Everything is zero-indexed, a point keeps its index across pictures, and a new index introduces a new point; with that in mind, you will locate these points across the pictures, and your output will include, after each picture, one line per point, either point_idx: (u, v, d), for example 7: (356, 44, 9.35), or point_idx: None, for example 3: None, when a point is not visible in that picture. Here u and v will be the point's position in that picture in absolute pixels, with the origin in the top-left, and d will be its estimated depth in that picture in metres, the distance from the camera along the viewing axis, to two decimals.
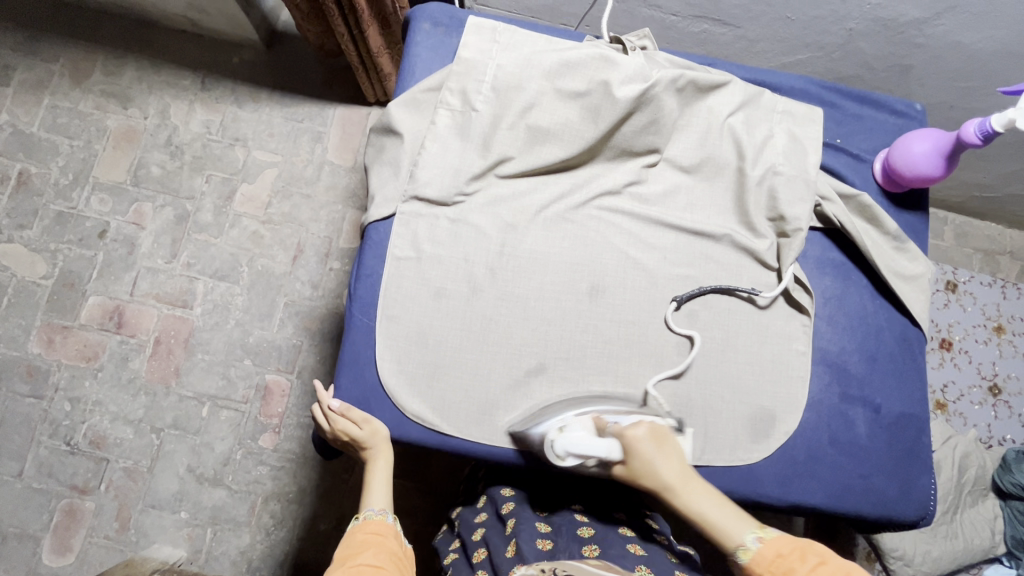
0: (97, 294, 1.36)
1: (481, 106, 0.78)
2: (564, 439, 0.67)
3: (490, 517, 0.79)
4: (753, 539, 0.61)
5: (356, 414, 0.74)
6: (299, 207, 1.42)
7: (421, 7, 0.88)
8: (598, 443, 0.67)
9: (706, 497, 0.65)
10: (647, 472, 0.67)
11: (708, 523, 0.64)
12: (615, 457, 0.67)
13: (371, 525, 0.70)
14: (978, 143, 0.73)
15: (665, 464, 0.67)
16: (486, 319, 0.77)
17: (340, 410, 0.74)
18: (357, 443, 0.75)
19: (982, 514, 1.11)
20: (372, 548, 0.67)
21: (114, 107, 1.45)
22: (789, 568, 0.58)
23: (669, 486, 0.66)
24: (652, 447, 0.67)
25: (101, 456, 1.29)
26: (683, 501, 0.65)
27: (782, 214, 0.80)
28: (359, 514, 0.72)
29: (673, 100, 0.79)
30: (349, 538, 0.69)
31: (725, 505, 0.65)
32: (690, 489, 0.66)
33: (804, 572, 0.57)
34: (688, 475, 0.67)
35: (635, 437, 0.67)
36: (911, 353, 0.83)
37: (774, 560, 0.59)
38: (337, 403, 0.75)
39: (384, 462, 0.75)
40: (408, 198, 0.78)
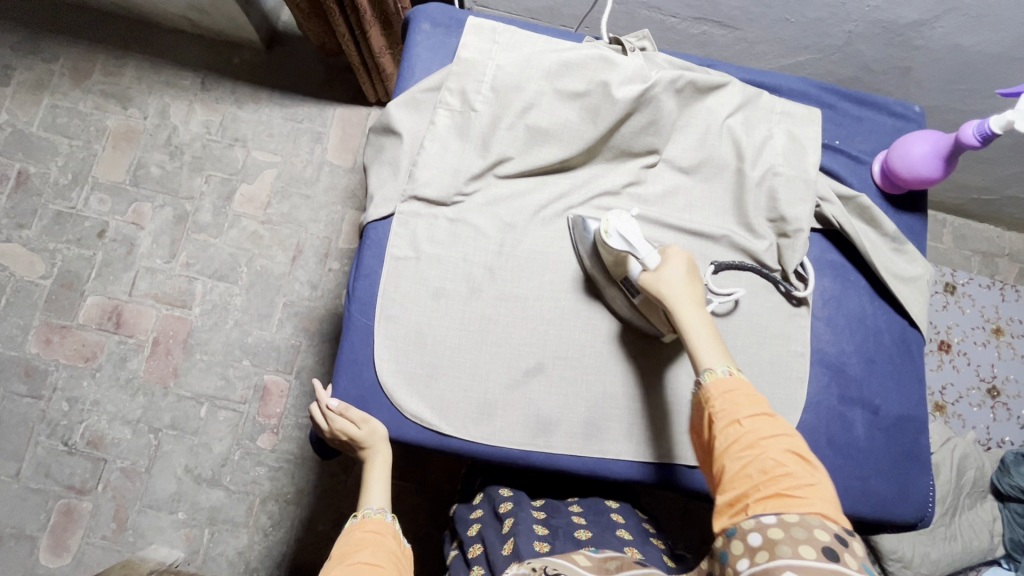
0: (95, 294, 1.36)
1: (480, 106, 0.78)
2: (613, 224, 0.70)
3: (487, 515, 0.79)
4: (723, 370, 0.60)
5: (354, 415, 0.74)
6: (298, 207, 1.42)
7: (421, 8, 0.88)
8: (642, 244, 0.69)
9: (706, 326, 0.64)
10: (666, 282, 0.67)
11: (693, 340, 0.63)
12: (647, 262, 0.69)
13: (370, 524, 0.69)
14: (977, 144, 0.73)
15: (690, 286, 0.67)
16: (485, 319, 0.77)
17: (339, 408, 0.74)
18: (356, 442, 0.75)
19: (981, 517, 1.11)
20: (369, 547, 0.66)
21: (114, 107, 1.46)
22: (741, 404, 0.56)
23: (681, 298, 0.65)
24: (685, 269, 0.67)
25: (99, 456, 1.29)
26: (685, 316, 0.64)
27: (782, 214, 0.80)
28: (358, 513, 0.71)
29: (672, 101, 0.79)
30: (347, 536, 0.68)
31: (719, 341, 0.63)
32: (696, 313, 0.65)
33: (752, 412, 0.56)
34: (699, 303, 0.66)
35: (676, 255, 0.68)
36: (910, 356, 0.83)
37: (734, 392, 0.57)
38: (336, 401, 0.74)
39: (382, 462, 0.75)
40: (408, 197, 0.78)
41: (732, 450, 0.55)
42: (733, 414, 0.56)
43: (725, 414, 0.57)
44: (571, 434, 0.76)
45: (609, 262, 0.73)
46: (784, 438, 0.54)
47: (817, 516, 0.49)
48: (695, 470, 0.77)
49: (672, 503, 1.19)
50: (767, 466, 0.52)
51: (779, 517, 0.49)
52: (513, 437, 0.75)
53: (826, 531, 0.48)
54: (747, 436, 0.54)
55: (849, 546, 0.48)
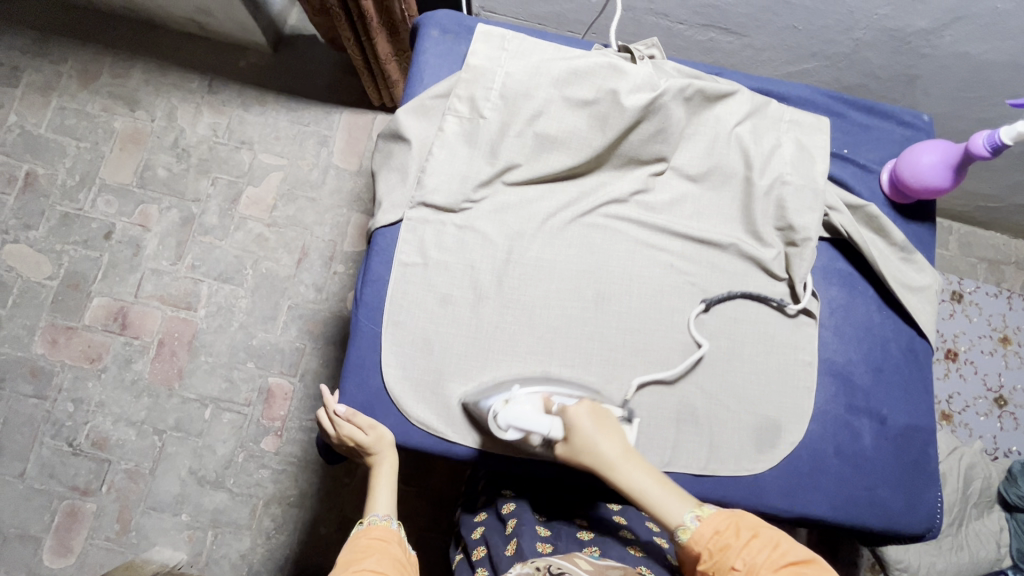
0: (101, 295, 1.37)
1: (488, 113, 0.78)
2: (504, 415, 0.66)
3: (489, 516, 0.79)
4: (692, 519, 0.60)
5: (364, 422, 0.74)
6: (304, 210, 1.43)
7: (430, 14, 0.88)
8: (540, 419, 0.66)
9: (644, 476, 0.63)
10: (587, 450, 0.64)
11: (648, 502, 0.62)
12: (556, 434, 0.66)
13: (375, 531, 0.69)
14: (987, 156, 0.72)
15: (606, 441, 0.64)
16: (492, 327, 0.77)
17: (345, 415, 0.74)
18: (362, 448, 0.75)
19: (987, 526, 1.11)
20: (374, 553, 0.65)
21: (122, 109, 1.46)
22: (725, 544, 0.57)
23: (610, 463, 0.64)
24: (592, 424, 0.65)
25: (103, 457, 1.29)
26: (625, 479, 0.63)
27: (791, 223, 0.80)
28: (364, 520, 0.71)
29: (681, 109, 0.79)
30: (352, 543, 0.67)
31: (664, 482, 0.63)
32: (630, 468, 0.64)
33: (739, 547, 0.56)
34: (626, 448, 0.65)
35: (577, 414, 0.66)
36: (918, 365, 0.83)
37: (712, 536, 0.58)
38: (342, 407, 0.74)
39: (389, 468, 0.75)
40: (416, 204, 0.78)
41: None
42: (724, 560, 0.56)
43: (719, 566, 0.57)
44: None
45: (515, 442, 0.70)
46: (773, 556, 0.55)
47: None
48: (701, 478, 0.76)
49: None
50: None
51: None
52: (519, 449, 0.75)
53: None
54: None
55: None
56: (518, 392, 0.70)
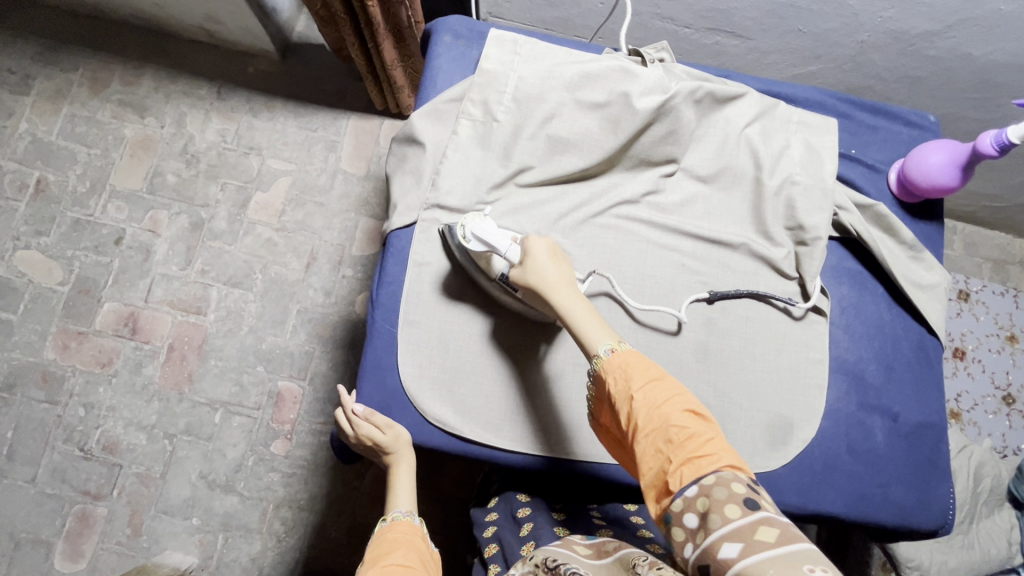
0: (112, 300, 1.38)
1: (502, 116, 0.80)
2: (470, 225, 0.71)
3: (502, 517, 0.80)
4: (606, 350, 0.60)
5: (381, 421, 0.75)
6: (312, 215, 1.44)
7: (442, 20, 0.89)
8: (500, 238, 0.71)
9: (581, 305, 0.65)
10: (533, 272, 0.68)
11: (576, 325, 0.64)
12: (513, 258, 0.70)
13: (399, 527, 0.70)
14: (994, 154, 0.73)
15: (554, 269, 0.67)
16: (507, 326, 0.78)
17: (363, 414, 0.75)
18: (380, 448, 0.76)
19: (998, 524, 1.11)
20: (401, 547, 0.66)
21: (132, 116, 1.48)
22: (637, 373, 0.57)
23: (549, 287, 0.66)
24: (546, 254, 0.68)
25: (114, 461, 1.30)
26: (559, 303, 0.65)
27: (800, 222, 0.81)
28: (387, 517, 0.71)
29: (691, 111, 0.80)
30: (379, 539, 0.68)
31: (596, 317, 0.64)
32: (565, 298, 0.65)
33: (641, 377, 0.56)
34: (569, 280, 0.67)
35: (535, 245, 0.69)
36: (928, 362, 0.83)
37: (626, 360, 0.58)
38: (360, 407, 0.76)
39: (407, 466, 0.76)
40: (430, 206, 0.80)
41: (641, 435, 0.54)
42: (626, 391, 0.56)
43: (622, 394, 0.57)
44: (591, 440, 0.77)
45: (478, 262, 0.74)
46: (679, 399, 0.55)
47: (728, 468, 0.50)
48: None
49: None
50: (671, 431, 0.53)
51: (699, 484, 0.50)
52: (535, 446, 0.76)
53: (743, 485, 0.49)
54: (647, 414, 0.54)
55: (762, 494, 0.50)
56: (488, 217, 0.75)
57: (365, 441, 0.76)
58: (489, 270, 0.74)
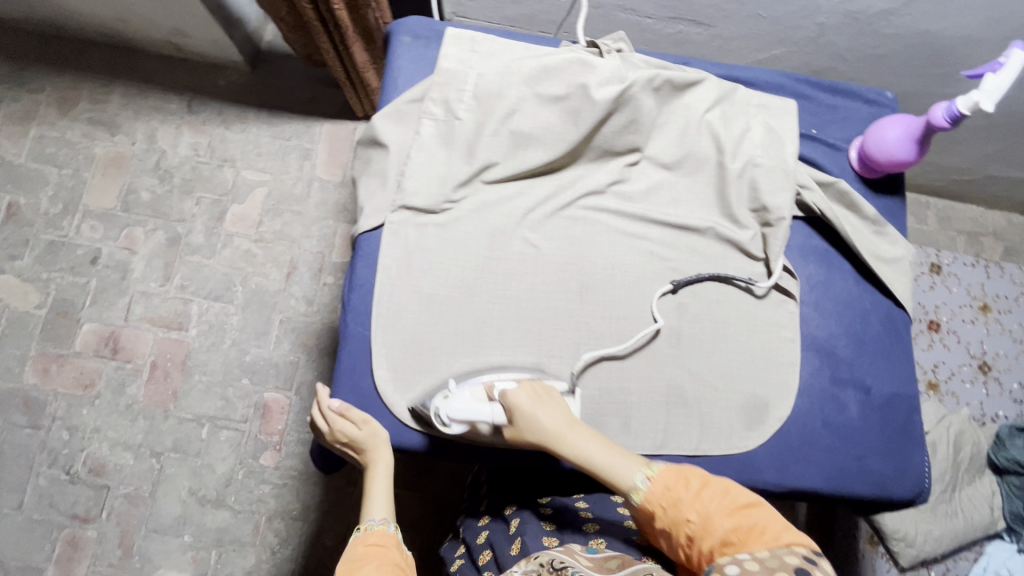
0: (91, 321, 1.37)
1: (464, 114, 0.80)
2: (444, 410, 0.72)
3: (494, 521, 0.80)
4: (641, 479, 0.63)
5: (360, 416, 0.75)
6: (290, 224, 1.44)
7: (401, 21, 0.89)
8: (480, 408, 0.72)
9: (591, 442, 0.68)
10: (529, 425, 0.70)
11: (596, 467, 0.66)
12: (500, 419, 0.72)
13: (372, 537, 0.69)
14: (946, 125, 0.74)
15: (546, 416, 0.70)
16: (480, 323, 0.79)
17: (340, 409, 0.75)
18: (356, 444, 0.75)
19: (981, 492, 1.12)
20: (374, 560, 0.65)
21: (102, 134, 1.47)
22: (672, 494, 0.60)
23: (553, 436, 0.69)
24: (531, 403, 0.71)
25: (101, 483, 1.29)
26: (570, 449, 0.68)
27: (764, 204, 0.82)
28: (361, 525, 0.70)
29: (651, 99, 0.81)
30: (351, 551, 0.67)
31: (613, 450, 0.67)
32: (573, 439, 0.68)
33: (688, 494, 0.60)
34: (564, 418, 0.70)
35: (516, 398, 0.71)
36: (897, 334, 0.84)
37: (658, 484, 0.62)
38: (337, 403, 0.76)
39: (384, 467, 0.75)
40: (397, 207, 0.80)
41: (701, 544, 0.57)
42: (677, 513, 0.60)
43: (673, 519, 0.60)
44: None
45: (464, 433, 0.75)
46: (725, 503, 0.58)
47: (783, 548, 0.53)
48: (694, 458, 0.78)
49: None
50: (728, 537, 0.56)
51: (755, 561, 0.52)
52: None
53: (797, 558, 0.52)
54: (701, 521, 0.58)
55: (821, 564, 0.51)
56: (456, 387, 0.75)
57: (341, 437, 0.75)
58: (481, 435, 0.75)
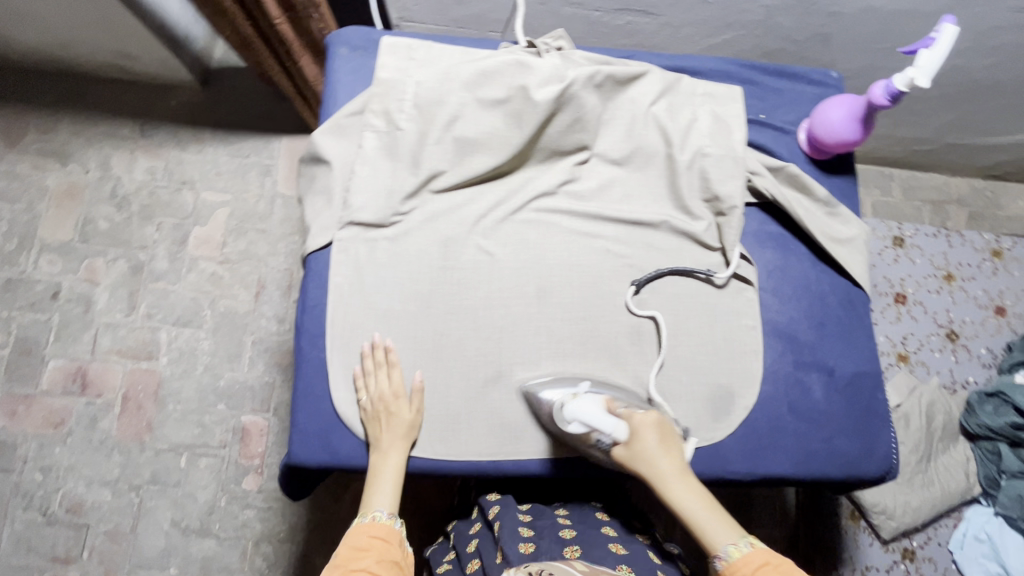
0: (57, 357, 1.33)
1: (406, 124, 0.79)
2: (571, 406, 0.70)
3: (483, 528, 0.80)
4: (744, 543, 0.64)
5: (421, 406, 0.75)
6: (255, 242, 1.41)
7: (337, 33, 0.87)
8: (607, 418, 0.69)
9: (698, 498, 0.67)
10: (646, 458, 0.69)
11: (694, 518, 0.66)
12: (619, 436, 0.69)
13: (377, 528, 0.69)
14: (887, 104, 0.75)
15: (666, 455, 0.69)
16: (438, 335, 0.77)
17: (415, 386, 0.75)
18: (397, 418, 0.73)
19: (955, 458, 1.15)
20: (374, 554, 0.66)
21: (54, 165, 1.43)
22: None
23: (662, 474, 0.68)
24: (655, 437, 0.69)
25: (80, 522, 1.26)
26: (673, 496, 0.67)
27: (716, 193, 0.82)
28: (368, 513, 0.70)
29: (593, 96, 0.80)
30: (353, 536, 0.68)
31: (716, 509, 0.67)
32: (681, 485, 0.68)
33: None
34: (677, 464, 0.69)
35: (642, 422, 0.70)
36: (856, 314, 0.85)
37: (753, 565, 0.62)
38: (418, 376, 0.75)
39: (397, 458, 0.73)
40: (344, 224, 0.78)
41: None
42: None
43: None
44: (538, 438, 0.76)
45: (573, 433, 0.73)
46: None
47: None
48: None
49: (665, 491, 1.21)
50: None
51: None
52: (482, 449, 0.76)
53: None
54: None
55: None
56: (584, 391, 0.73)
57: (389, 403, 0.73)
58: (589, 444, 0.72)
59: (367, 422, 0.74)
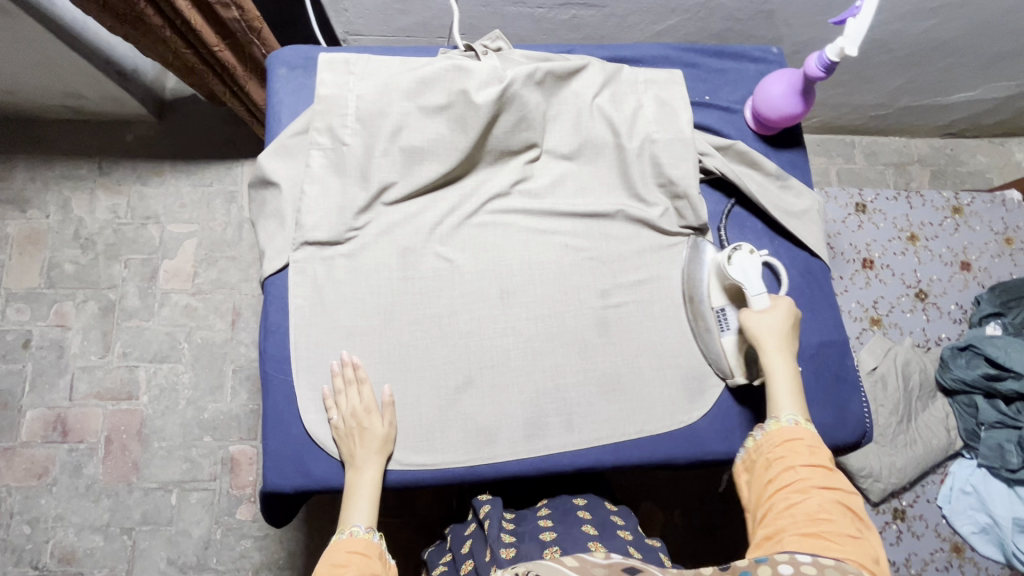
0: (34, 407, 1.31)
1: (351, 139, 0.78)
2: (737, 254, 0.74)
3: (477, 528, 0.79)
4: (793, 420, 0.67)
5: (394, 420, 0.75)
6: (226, 270, 1.39)
7: (275, 54, 0.87)
8: (758, 282, 0.73)
9: (790, 376, 0.70)
10: (772, 326, 0.71)
11: (775, 384, 0.69)
12: (759, 302, 0.72)
13: (355, 543, 0.68)
14: (823, 75, 0.76)
15: (787, 335, 0.72)
16: (403, 347, 0.77)
17: (386, 399, 0.74)
18: (369, 432, 0.73)
19: (934, 416, 1.17)
20: (354, 569, 0.65)
21: (13, 212, 1.40)
22: (788, 450, 0.64)
23: (773, 344, 0.71)
24: (790, 319, 0.72)
25: (73, 571, 1.24)
26: (769, 363, 0.70)
27: (668, 177, 0.82)
28: (345, 529, 0.69)
29: (535, 94, 0.80)
30: (331, 554, 0.66)
31: (796, 392, 0.69)
32: (781, 359, 0.70)
33: (802, 461, 0.62)
34: (790, 350, 0.71)
35: (785, 305, 0.72)
36: (818, 284, 0.86)
37: (795, 437, 0.65)
38: (386, 390, 0.75)
39: (373, 474, 0.72)
40: (299, 245, 0.78)
41: (782, 492, 0.61)
42: (788, 461, 0.63)
43: (782, 461, 0.64)
44: (513, 438, 0.76)
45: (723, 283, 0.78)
46: (835, 490, 0.59)
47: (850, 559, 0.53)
48: (640, 441, 0.77)
49: (659, 475, 1.23)
50: (815, 508, 0.58)
51: (813, 557, 0.52)
52: (457, 457, 0.75)
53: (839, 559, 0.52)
54: (799, 480, 0.61)
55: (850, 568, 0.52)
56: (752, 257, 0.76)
57: (361, 419, 0.73)
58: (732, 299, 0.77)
59: (341, 440, 0.74)
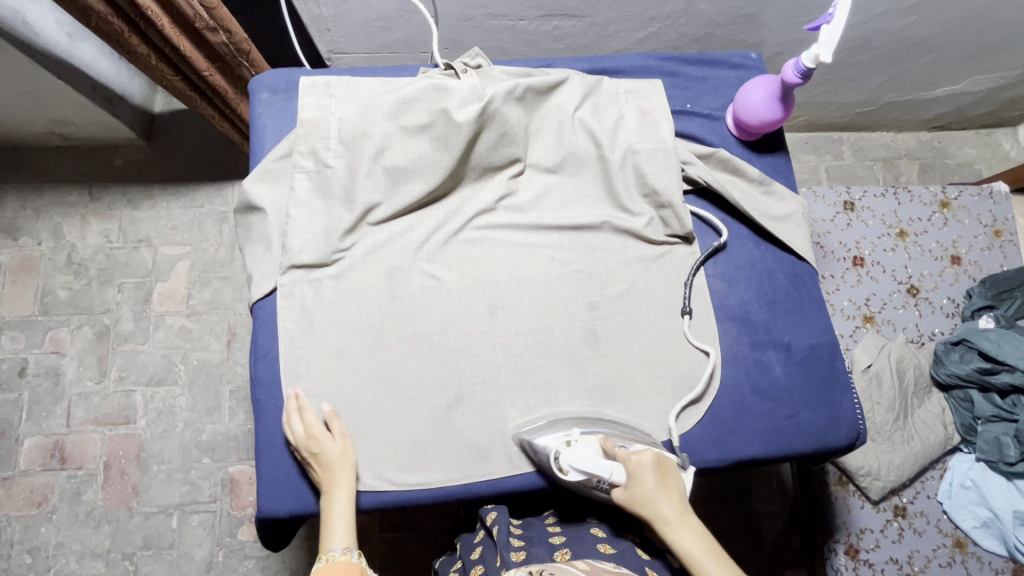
0: (32, 435, 1.30)
1: (334, 161, 0.79)
2: (566, 453, 0.70)
3: (486, 536, 0.78)
4: None
5: (344, 435, 0.73)
6: (220, 291, 1.39)
7: (257, 79, 0.87)
8: (602, 464, 0.68)
9: (699, 542, 0.65)
10: (647, 502, 0.67)
11: (696, 564, 0.64)
12: (617, 479, 0.68)
13: (333, 568, 0.66)
14: (800, 81, 0.77)
15: (667, 497, 0.67)
16: (394, 366, 0.77)
17: (326, 416, 0.73)
18: (324, 459, 0.71)
19: (931, 411, 1.17)
20: None
21: (5, 241, 1.40)
22: None
23: (663, 518, 0.66)
24: (655, 477, 0.68)
25: None
26: (674, 542, 0.65)
27: (652, 187, 0.83)
28: (323, 556, 0.67)
29: (516, 109, 0.81)
30: None
31: (718, 555, 0.64)
32: (682, 528, 0.66)
33: None
34: (680, 511, 0.67)
35: (640, 464, 0.68)
36: (805, 287, 0.86)
37: None
38: (326, 407, 0.74)
39: (345, 494, 0.71)
40: (286, 268, 0.78)
41: None
42: None
43: None
44: (507, 454, 0.76)
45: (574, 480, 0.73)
46: None
47: None
48: None
49: None
50: None
51: None
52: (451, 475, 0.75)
53: None
54: None
55: None
56: (580, 435, 0.73)
57: (313, 444, 0.72)
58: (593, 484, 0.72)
59: (308, 467, 0.73)
